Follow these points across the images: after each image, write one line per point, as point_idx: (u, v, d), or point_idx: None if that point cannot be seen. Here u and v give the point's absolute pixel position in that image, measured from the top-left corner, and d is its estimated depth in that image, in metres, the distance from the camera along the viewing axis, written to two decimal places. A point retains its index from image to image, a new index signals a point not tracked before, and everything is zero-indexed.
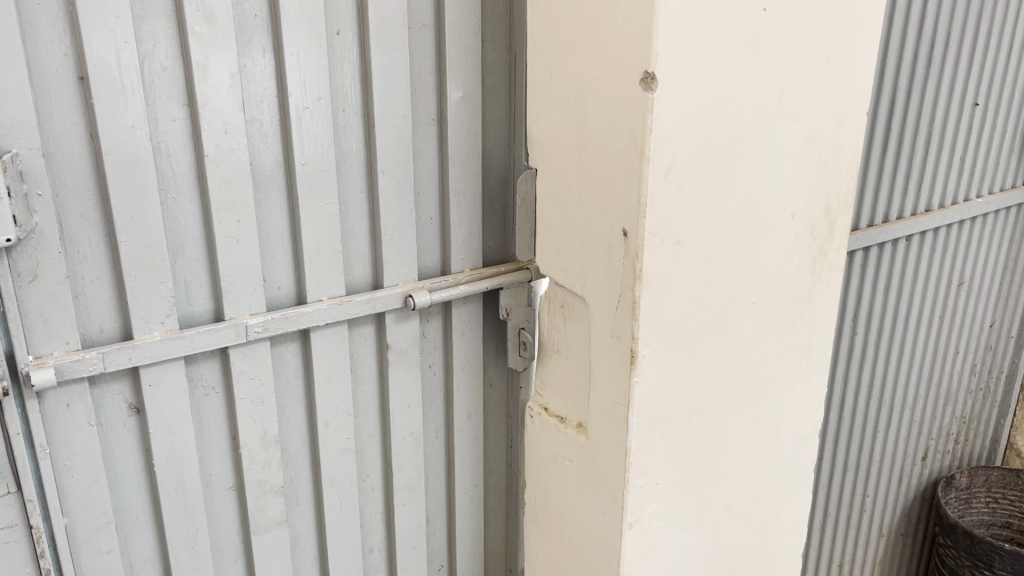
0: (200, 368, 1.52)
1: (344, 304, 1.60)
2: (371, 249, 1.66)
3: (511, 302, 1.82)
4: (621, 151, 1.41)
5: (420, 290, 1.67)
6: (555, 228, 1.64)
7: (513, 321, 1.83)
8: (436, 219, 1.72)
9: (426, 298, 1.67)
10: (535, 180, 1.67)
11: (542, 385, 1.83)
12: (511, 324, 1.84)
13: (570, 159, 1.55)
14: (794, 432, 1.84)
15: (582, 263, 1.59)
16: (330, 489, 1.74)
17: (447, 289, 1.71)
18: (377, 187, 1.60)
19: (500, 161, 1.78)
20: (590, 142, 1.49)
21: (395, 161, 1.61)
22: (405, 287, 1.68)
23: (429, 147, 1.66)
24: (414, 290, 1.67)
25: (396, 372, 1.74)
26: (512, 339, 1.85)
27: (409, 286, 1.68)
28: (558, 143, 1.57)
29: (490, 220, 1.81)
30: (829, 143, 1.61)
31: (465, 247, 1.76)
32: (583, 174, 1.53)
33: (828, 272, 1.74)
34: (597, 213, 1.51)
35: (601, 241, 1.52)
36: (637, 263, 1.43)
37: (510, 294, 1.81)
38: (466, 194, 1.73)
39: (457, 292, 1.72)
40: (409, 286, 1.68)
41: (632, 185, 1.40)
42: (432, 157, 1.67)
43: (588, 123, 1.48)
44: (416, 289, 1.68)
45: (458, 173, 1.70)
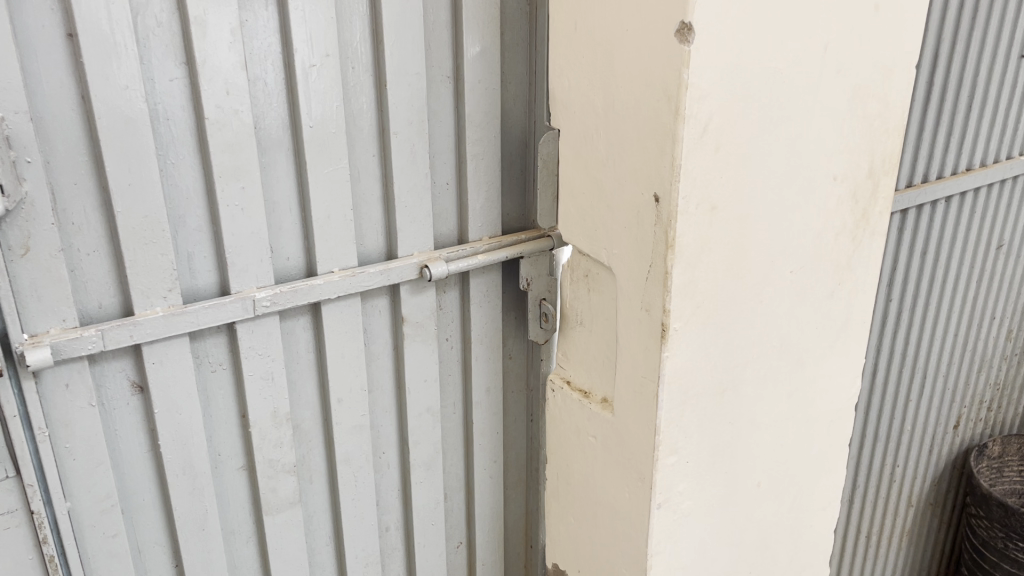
0: (205, 344, 1.44)
1: (356, 275, 1.51)
2: (384, 216, 1.56)
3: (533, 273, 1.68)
4: (655, 109, 1.30)
5: (437, 260, 1.58)
6: (580, 195, 1.54)
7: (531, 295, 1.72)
8: (453, 184, 1.61)
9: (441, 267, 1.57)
10: (557, 142, 1.56)
11: (565, 357, 1.75)
12: (529, 297, 1.72)
13: (597, 119, 1.45)
14: (831, 406, 1.75)
15: (611, 230, 1.49)
16: (344, 467, 1.66)
17: (466, 257, 1.61)
18: (390, 149, 1.49)
19: (519, 121, 1.67)
20: (620, 100, 1.38)
21: (410, 122, 1.50)
22: (421, 256, 1.58)
23: (444, 107, 1.55)
24: (430, 260, 1.57)
25: (412, 346, 1.65)
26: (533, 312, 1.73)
27: (425, 255, 1.59)
28: (585, 103, 1.47)
29: (510, 185, 1.69)
30: (876, 99, 1.49)
31: (484, 214, 1.65)
32: (613, 134, 1.42)
33: (871, 236, 1.63)
34: (624, 175, 1.42)
35: (629, 206, 1.42)
36: (669, 228, 1.34)
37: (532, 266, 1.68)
38: (484, 157, 1.61)
39: (475, 262, 1.61)
40: (425, 256, 1.58)
41: (665, 146, 1.30)
42: (448, 118, 1.56)
43: (618, 79, 1.37)
44: (433, 259, 1.58)
45: (476, 134, 1.59)
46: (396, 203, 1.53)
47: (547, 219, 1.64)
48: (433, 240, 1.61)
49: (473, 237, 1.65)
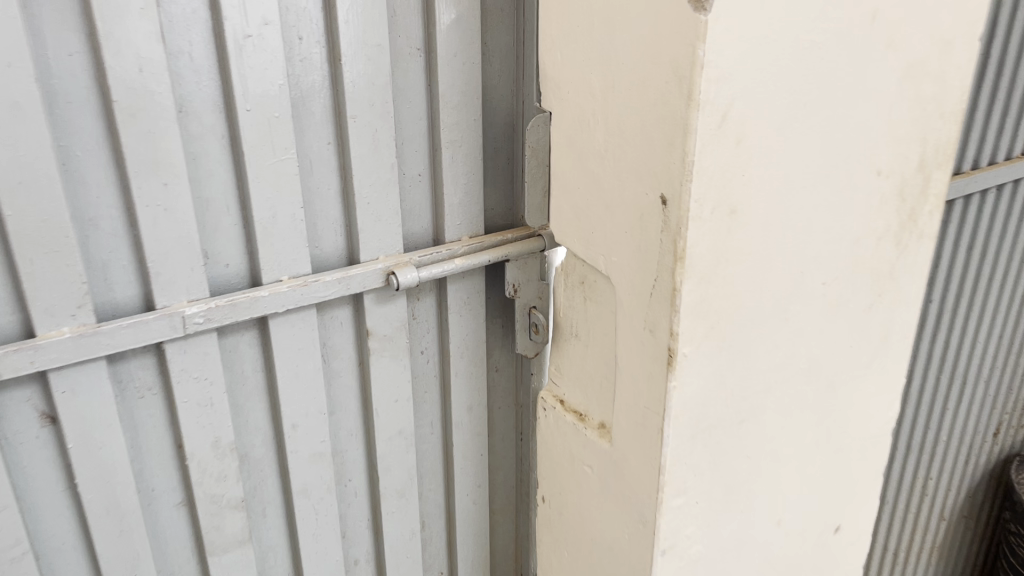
0: (129, 366, 1.22)
1: (308, 285, 1.28)
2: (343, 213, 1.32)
3: (523, 277, 1.45)
4: (667, 94, 1.06)
5: (406, 265, 1.35)
6: (576, 191, 1.30)
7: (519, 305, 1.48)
8: (427, 174, 1.38)
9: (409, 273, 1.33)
10: (547, 127, 1.33)
11: (557, 373, 1.52)
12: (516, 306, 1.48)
13: (594, 103, 1.20)
14: (866, 433, 1.51)
15: (610, 235, 1.25)
16: (302, 500, 1.45)
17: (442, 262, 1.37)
18: (348, 136, 1.26)
19: (505, 101, 1.42)
20: (623, 81, 1.13)
21: (371, 104, 1.26)
22: (388, 261, 1.35)
23: (414, 85, 1.31)
24: (398, 266, 1.34)
25: (379, 363, 1.43)
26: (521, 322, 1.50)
27: (393, 259, 1.35)
28: (582, 84, 1.22)
29: (495, 175, 1.45)
30: (931, 79, 1.24)
31: (463, 210, 1.41)
32: (613, 121, 1.18)
33: (918, 240, 1.38)
34: (627, 171, 1.18)
35: (632, 208, 1.19)
36: (680, 235, 1.11)
37: (522, 270, 1.45)
38: (463, 143, 1.37)
39: (451, 268, 1.38)
40: (393, 260, 1.35)
41: (675, 138, 1.06)
42: (418, 98, 1.32)
43: (620, 54, 1.13)
44: (402, 265, 1.35)
45: (452, 117, 1.34)
46: (357, 199, 1.30)
47: (537, 217, 1.41)
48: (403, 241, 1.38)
49: (451, 237, 1.41)
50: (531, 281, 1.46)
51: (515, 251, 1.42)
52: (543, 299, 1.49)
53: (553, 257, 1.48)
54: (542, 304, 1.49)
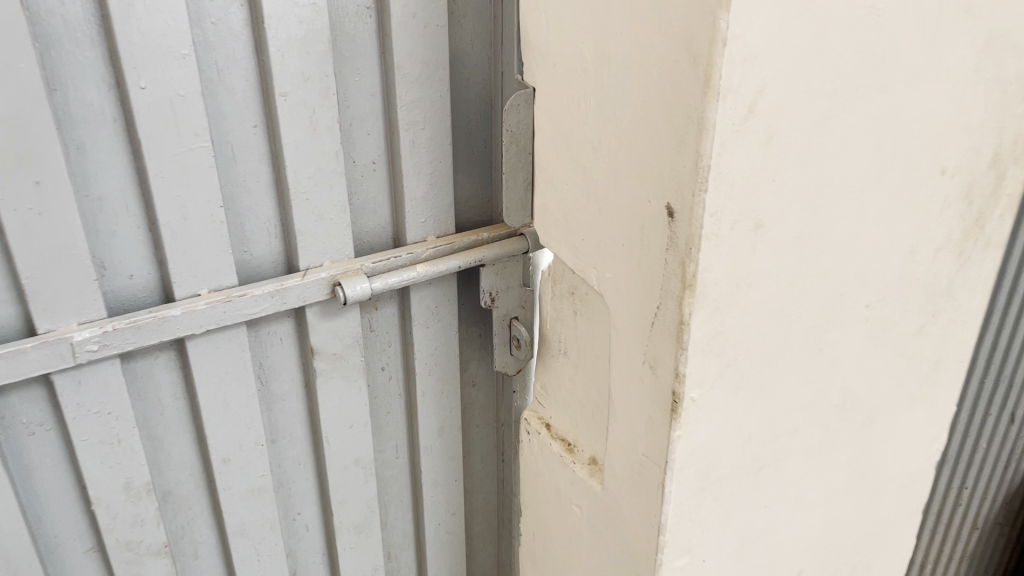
0: (10, 402, 0.99)
1: (233, 300, 1.05)
2: (278, 210, 1.08)
3: (501, 283, 1.21)
4: (681, 76, 0.81)
5: (355, 275, 1.11)
6: (564, 186, 1.06)
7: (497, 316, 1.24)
8: (382, 162, 1.13)
9: (357, 285, 1.09)
10: (531, 107, 1.06)
11: (542, 392, 1.30)
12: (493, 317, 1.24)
13: (587, 81, 0.95)
14: (906, 470, 1.28)
15: (604, 246, 1.01)
16: (241, 540, 1.23)
17: (400, 269, 1.13)
18: (278, 117, 1.01)
19: (479, 71, 1.17)
20: (622, 56, 0.88)
21: (307, 79, 1.01)
22: (334, 269, 1.11)
23: (363, 54, 1.06)
24: (345, 276, 1.10)
25: (329, 385, 1.20)
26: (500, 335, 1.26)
27: (340, 266, 1.11)
28: (573, 56, 0.96)
29: (466, 161, 1.21)
30: (1016, 53, 0.98)
31: (429, 204, 1.17)
32: (609, 106, 0.92)
33: (983, 250, 1.13)
34: (625, 170, 0.93)
35: (630, 216, 0.94)
36: (690, 257, 0.87)
37: (500, 276, 1.21)
38: (427, 125, 1.12)
39: (412, 276, 1.13)
40: (340, 268, 1.11)
41: (686, 135, 0.82)
42: (370, 70, 1.07)
43: (620, 20, 0.87)
44: (351, 274, 1.11)
45: (412, 93, 1.09)
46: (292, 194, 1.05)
47: (518, 215, 1.16)
48: (354, 243, 1.14)
49: (414, 237, 1.17)
50: (511, 288, 1.23)
51: (491, 255, 1.18)
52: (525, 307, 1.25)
53: (537, 258, 1.24)
54: (525, 313, 1.25)
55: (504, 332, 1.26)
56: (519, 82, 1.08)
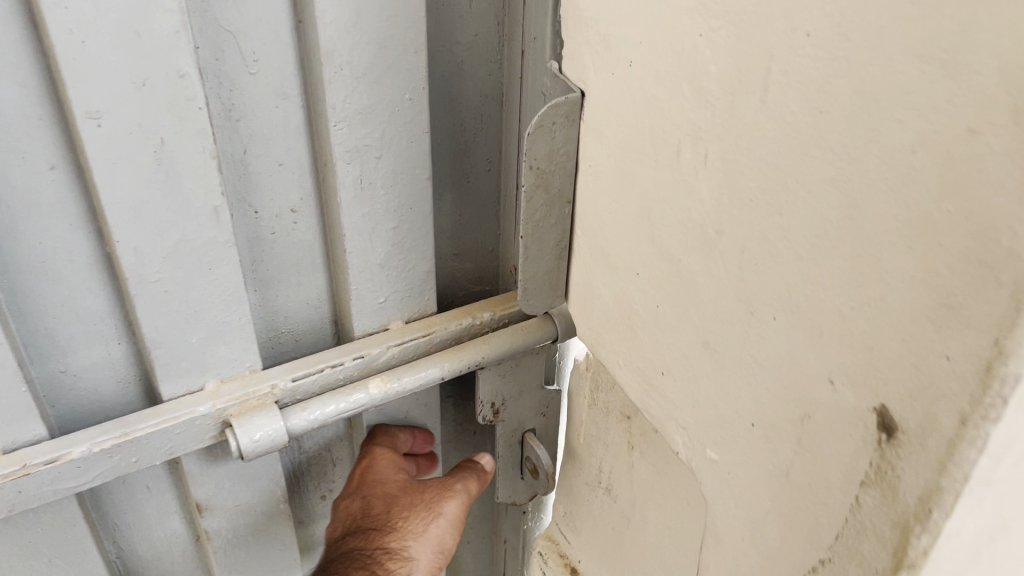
0: None
1: (33, 476, 0.58)
2: (117, 300, 0.61)
3: (513, 389, 0.78)
4: (982, 170, 0.33)
5: (262, 408, 0.64)
6: (632, 276, 0.59)
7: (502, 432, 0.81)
8: (309, 206, 0.64)
9: (259, 429, 0.62)
10: (568, 128, 0.59)
11: (569, 522, 0.87)
12: (497, 432, 0.81)
13: (706, 113, 0.47)
14: None
15: (709, 407, 0.54)
16: None
17: (340, 390, 0.66)
18: (90, 164, 0.51)
19: (478, 56, 0.65)
20: (802, 86, 0.40)
21: (145, 93, 0.50)
22: (224, 395, 0.64)
23: (247, 26, 0.54)
24: (241, 413, 0.63)
25: (234, 551, 0.75)
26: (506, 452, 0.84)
27: (236, 395, 0.64)
28: (673, 56, 0.47)
29: (451, 194, 0.71)
30: None
31: (393, 275, 0.68)
32: (749, 173, 0.45)
33: None
34: (782, 306, 0.45)
35: (779, 388, 0.48)
36: (920, 523, 0.41)
37: (510, 377, 0.77)
38: (386, 150, 0.61)
39: (358, 402, 0.66)
40: (234, 400, 0.64)
41: (959, 305, 0.36)
42: (264, 52, 0.56)
43: (806, 2, 0.38)
44: (253, 409, 0.64)
45: (350, 100, 0.58)
46: (131, 288, 0.57)
47: (549, 295, 0.69)
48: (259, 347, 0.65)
49: (363, 327, 0.70)
50: (530, 393, 0.79)
51: (496, 354, 0.71)
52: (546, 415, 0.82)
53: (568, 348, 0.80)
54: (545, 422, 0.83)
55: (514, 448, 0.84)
56: (553, 74, 0.60)
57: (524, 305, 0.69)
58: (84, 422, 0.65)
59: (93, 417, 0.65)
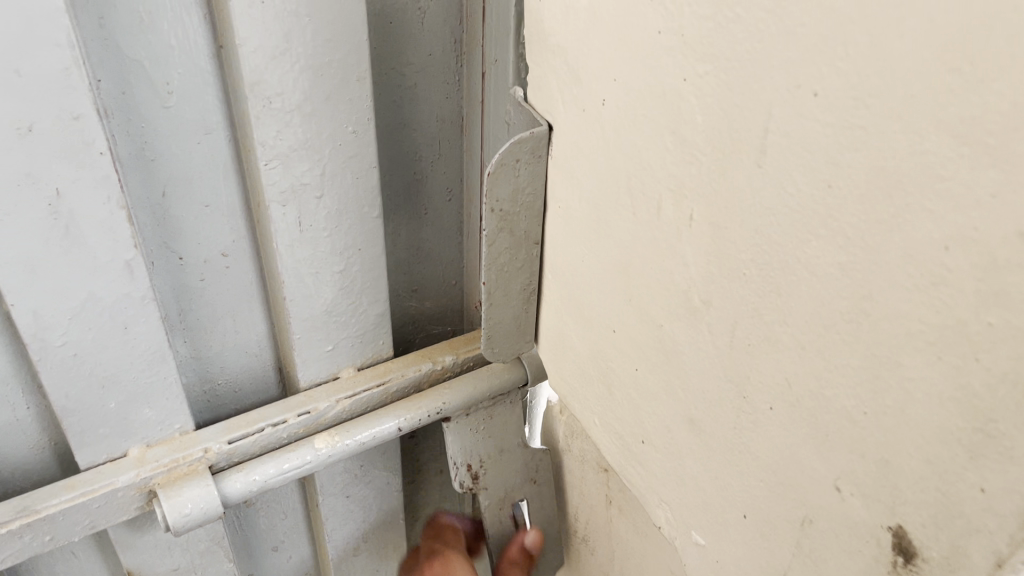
0: None
1: None
2: (24, 363, 0.54)
3: (488, 448, 0.71)
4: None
5: (193, 477, 0.58)
6: (608, 332, 0.52)
7: (487, 505, 0.73)
8: (242, 251, 0.58)
9: (189, 501, 0.56)
10: (534, 168, 0.53)
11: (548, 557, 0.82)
12: (483, 503, 0.73)
13: (691, 168, 0.40)
14: None
15: (696, 488, 0.48)
16: None
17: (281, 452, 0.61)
18: None
19: (434, 76, 0.60)
20: (807, 154, 0.33)
21: (30, 143, 0.43)
22: (149, 465, 0.58)
23: (158, 57, 0.48)
24: (169, 482, 0.57)
25: None
26: (498, 531, 0.74)
27: (163, 461, 0.58)
28: (653, 100, 0.41)
29: (407, 223, 0.66)
30: None
31: (342, 322, 0.63)
32: (741, 244, 0.38)
33: None
34: (779, 397, 0.39)
35: (776, 485, 0.41)
36: None
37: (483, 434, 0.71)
38: (329, 189, 0.55)
39: (301, 467, 0.61)
40: (162, 467, 0.58)
41: (1001, 435, 0.29)
42: (182, 85, 0.49)
43: (813, 56, 0.31)
44: (183, 477, 0.58)
45: (286, 137, 0.51)
46: (32, 354, 0.50)
47: (518, 340, 0.64)
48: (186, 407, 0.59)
49: (309, 377, 0.65)
50: (509, 453, 0.72)
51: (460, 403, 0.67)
52: (538, 481, 0.74)
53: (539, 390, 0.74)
54: (537, 492, 0.74)
55: (506, 523, 0.75)
56: (517, 102, 0.53)
57: (487, 352, 0.64)
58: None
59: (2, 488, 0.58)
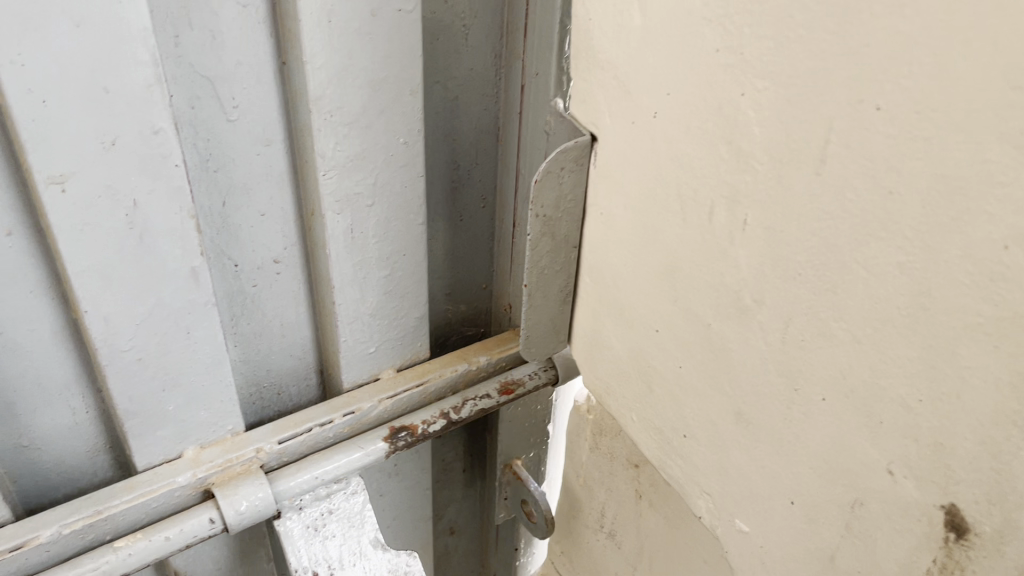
0: None
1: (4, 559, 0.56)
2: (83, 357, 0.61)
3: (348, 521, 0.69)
4: None
5: (245, 476, 0.64)
6: (650, 332, 0.55)
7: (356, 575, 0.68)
8: (292, 256, 0.66)
9: (244, 498, 0.62)
10: (578, 177, 0.57)
11: (567, 556, 0.85)
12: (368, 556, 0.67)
13: (747, 176, 0.42)
14: None
15: (740, 478, 0.51)
16: None
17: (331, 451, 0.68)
18: (57, 236, 0.51)
19: (474, 90, 0.67)
20: (869, 163, 0.36)
21: (108, 160, 0.51)
22: (205, 465, 0.65)
23: (224, 80, 0.55)
24: (223, 480, 0.64)
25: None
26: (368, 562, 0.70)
27: (217, 462, 0.65)
28: (708, 113, 0.43)
29: (437, 230, 0.74)
30: None
31: (381, 323, 0.71)
32: (798, 245, 0.41)
33: None
34: (832, 387, 0.42)
35: (827, 471, 0.44)
36: None
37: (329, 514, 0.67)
38: (377, 197, 0.63)
39: (348, 466, 0.67)
40: (216, 467, 0.65)
41: None
42: (248, 101, 0.57)
43: (878, 73, 0.34)
44: (236, 475, 0.65)
45: (343, 148, 0.59)
46: (103, 360, 0.58)
47: (552, 340, 0.68)
48: (238, 407, 0.67)
49: (352, 378, 0.73)
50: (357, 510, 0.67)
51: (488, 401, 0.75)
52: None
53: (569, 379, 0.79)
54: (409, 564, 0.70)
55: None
56: (558, 115, 0.57)
57: (521, 352, 0.68)
58: (46, 490, 0.65)
59: (57, 487, 0.66)
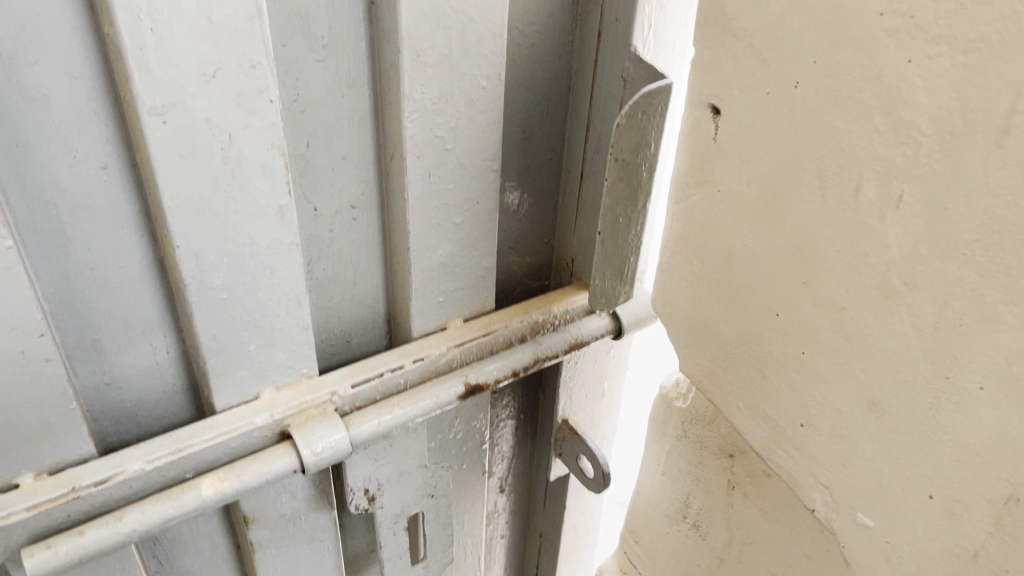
0: None
1: (89, 493, 0.56)
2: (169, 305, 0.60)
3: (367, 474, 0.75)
4: None
5: (322, 418, 0.65)
6: (769, 316, 0.53)
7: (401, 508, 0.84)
8: (367, 202, 0.66)
9: (320, 440, 0.63)
10: (661, 119, 0.56)
11: (643, 545, 0.83)
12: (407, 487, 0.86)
13: (906, 150, 0.40)
14: None
15: (867, 469, 0.49)
16: None
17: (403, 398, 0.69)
18: (154, 164, 0.50)
19: (551, 34, 0.69)
20: None
21: (206, 90, 0.49)
22: (278, 405, 0.65)
23: (319, 20, 0.55)
24: (300, 422, 0.64)
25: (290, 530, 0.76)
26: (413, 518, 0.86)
27: (294, 404, 0.65)
28: (864, 82, 0.41)
29: (508, 178, 0.76)
30: None
31: (450, 270, 0.72)
32: (965, 225, 0.38)
33: None
34: (993, 376, 0.39)
35: (976, 464, 0.42)
36: None
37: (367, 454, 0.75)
38: (458, 138, 0.64)
39: (420, 411, 0.69)
40: (292, 409, 0.65)
41: None
42: (341, 41, 0.57)
43: None
44: (312, 417, 0.65)
45: (433, 87, 0.60)
46: (192, 297, 0.57)
47: (613, 288, 0.68)
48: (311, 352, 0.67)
49: (421, 328, 0.73)
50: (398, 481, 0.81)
51: (551, 351, 0.77)
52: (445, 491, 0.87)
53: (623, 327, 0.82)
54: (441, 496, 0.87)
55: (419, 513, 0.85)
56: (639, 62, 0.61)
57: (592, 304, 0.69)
58: (132, 439, 0.64)
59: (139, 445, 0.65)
